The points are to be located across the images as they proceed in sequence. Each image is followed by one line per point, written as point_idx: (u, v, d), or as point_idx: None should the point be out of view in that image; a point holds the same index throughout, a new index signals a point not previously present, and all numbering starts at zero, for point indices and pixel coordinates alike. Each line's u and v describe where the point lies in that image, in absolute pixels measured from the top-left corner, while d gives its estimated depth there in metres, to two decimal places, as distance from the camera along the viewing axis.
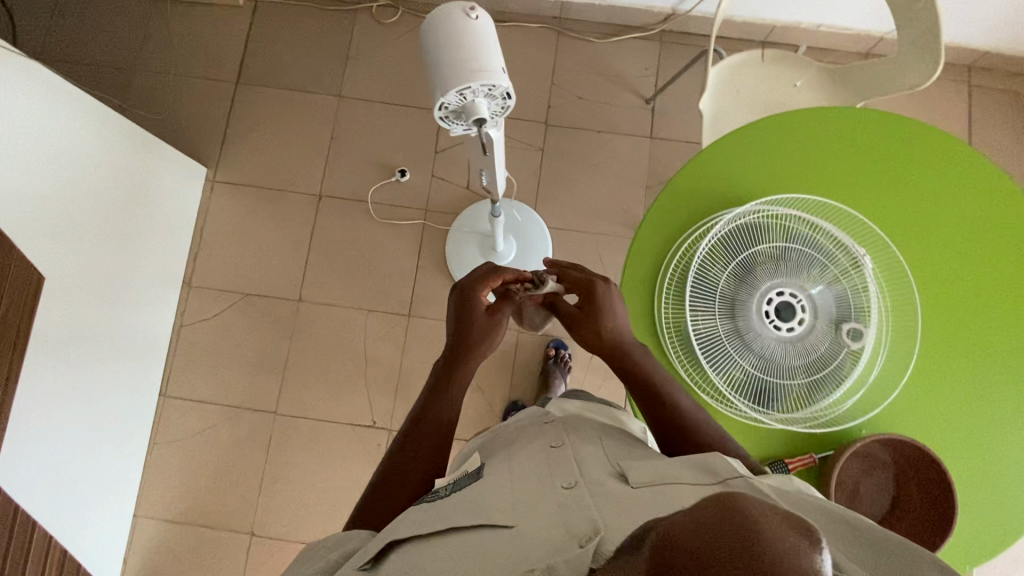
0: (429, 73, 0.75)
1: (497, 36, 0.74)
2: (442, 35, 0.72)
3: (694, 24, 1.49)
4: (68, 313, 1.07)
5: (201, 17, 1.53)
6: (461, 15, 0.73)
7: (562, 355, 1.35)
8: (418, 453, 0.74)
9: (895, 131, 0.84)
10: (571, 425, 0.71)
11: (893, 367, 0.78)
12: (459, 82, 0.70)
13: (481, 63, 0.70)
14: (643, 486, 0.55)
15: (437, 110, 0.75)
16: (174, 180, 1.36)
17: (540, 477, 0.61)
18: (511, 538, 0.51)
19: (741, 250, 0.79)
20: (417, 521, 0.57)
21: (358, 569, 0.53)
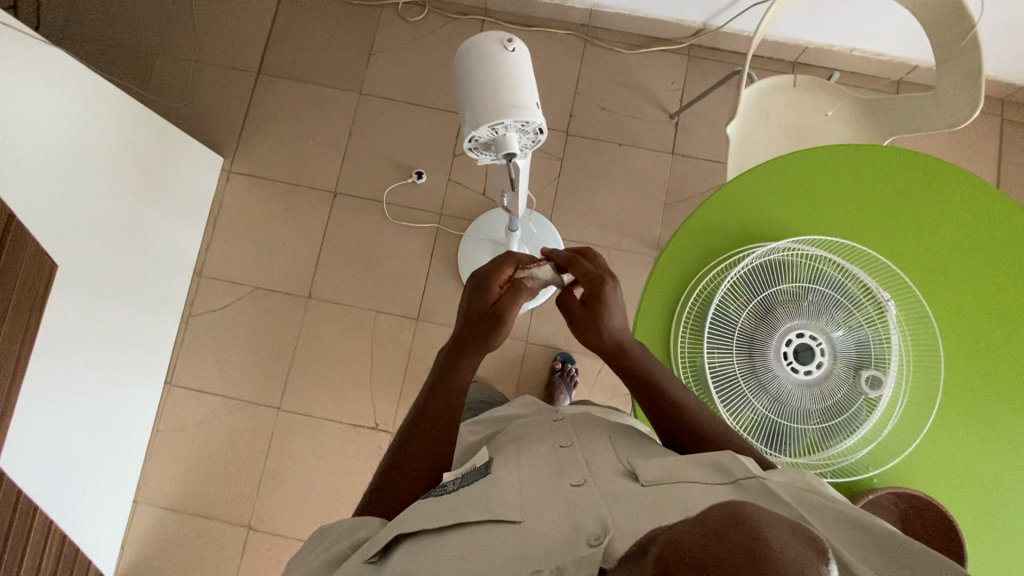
0: (461, 101, 0.74)
1: (532, 68, 0.73)
2: (478, 65, 0.71)
3: (724, 40, 1.46)
4: (79, 302, 1.06)
5: (225, 5, 1.52)
6: (499, 46, 0.71)
7: (569, 369, 1.34)
8: (425, 449, 0.73)
9: (926, 174, 0.82)
10: (582, 424, 0.73)
11: (914, 419, 0.75)
12: (493, 119, 0.70)
13: (516, 99, 0.70)
14: (653, 484, 0.57)
15: (467, 141, 0.74)
16: (192, 166, 1.35)
17: (550, 474, 0.62)
18: (520, 534, 0.53)
19: (762, 289, 0.77)
20: (426, 512, 0.59)
21: (367, 561, 0.55)
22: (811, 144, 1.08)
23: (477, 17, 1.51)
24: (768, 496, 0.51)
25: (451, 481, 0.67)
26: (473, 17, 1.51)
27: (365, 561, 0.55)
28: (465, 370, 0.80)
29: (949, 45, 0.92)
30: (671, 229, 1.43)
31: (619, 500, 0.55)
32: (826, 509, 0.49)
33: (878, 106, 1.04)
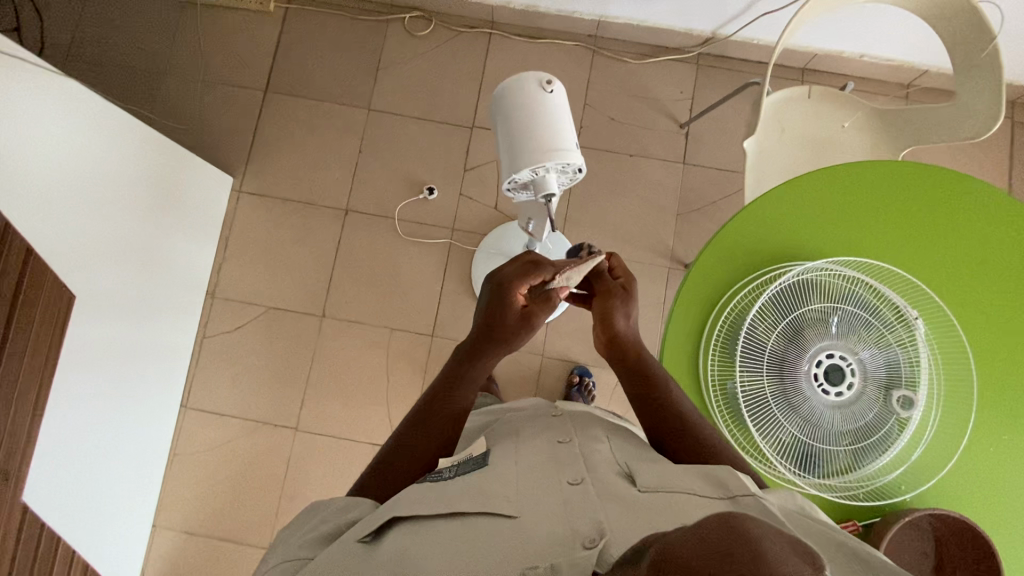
0: (502, 142, 0.78)
1: (570, 112, 0.78)
2: (517, 107, 0.76)
3: (732, 48, 1.46)
4: (97, 330, 1.05)
5: (231, 24, 1.51)
6: (537, 88, 0.76)
7: (587, 383, 1.34)
8: (427, 439, 0.72)
9: (954, 192, 0.82)
10: (581, 421, 0.74)
11: (945, 440, 0.75)
12: (535, 161, 0.73)
13: (556, 141, 0.73)
14: (650, 492, 0.57)
15: (507, 181, 0.78)
16: (205, 186, 1.35)
17: (546, 470, 0.62)
18: (513, 527, 0.53)
19: (791, 310, 0.77)
20: (422, 499, 0.58)
21: (358, 540, 0.54)
22: (828, 157, 1.08)
23: (485, 30, 1.51)
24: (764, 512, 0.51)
25: (448, 470, 0.67)
26: (481, 30, 1.51)
27: (357, 541, 0.54)
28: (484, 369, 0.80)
29: (967, 57, 0.92)
30: (684, 239, 1.43)
31: (616, 503, 0.54)
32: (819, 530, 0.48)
33: (896, 116, 1.04)
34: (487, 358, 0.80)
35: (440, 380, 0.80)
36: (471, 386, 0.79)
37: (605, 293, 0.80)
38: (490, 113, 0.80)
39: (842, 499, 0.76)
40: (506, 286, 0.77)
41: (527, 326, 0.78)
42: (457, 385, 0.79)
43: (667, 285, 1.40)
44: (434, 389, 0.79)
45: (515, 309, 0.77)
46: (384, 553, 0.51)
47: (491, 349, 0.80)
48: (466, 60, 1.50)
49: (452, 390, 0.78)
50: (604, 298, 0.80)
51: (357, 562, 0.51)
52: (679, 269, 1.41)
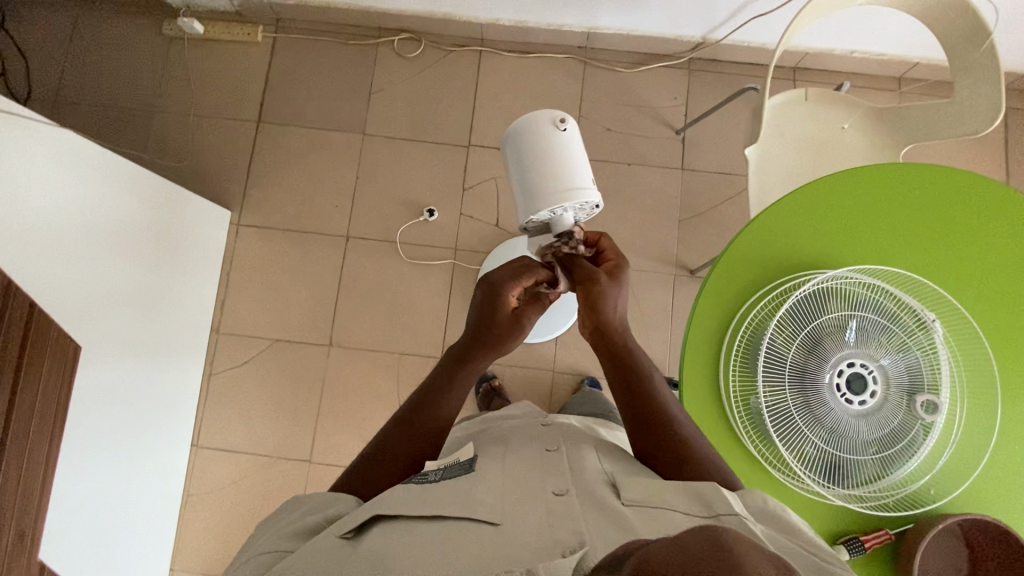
0: (518, 180, 0.80)
1: (583, 150, 0.80)
2: (534, 147, 0.78)
3: (724, 52, 1.46)
4: (104, 379, 1.04)
5: (221, 58, 1.51)
6: (552, 126, 0.78)
7: (591, 391, 1.31)
8: (409, 441, 0.69)
9: (962, 194, 0.82)
10: (570, 432, 0.73)
11: (971, 444, 0.75)
12: (553, 203, 0.76)
13: (574, 181, 0.76)
14: (633, 506, 0.57)
15: (525, 222, 0.80)
16: (203, 222, 1.34)
17: (533, 481, 0.62)
18: (496, 535, 0.53)
19: (809, 320, 0.76)
20: (408, 498, 0.57)
21: (340, 537, 0.53)
22: (830, 159, 1.08)
23: (475, 47, 1.50)
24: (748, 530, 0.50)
25: (433, 471, 0.65)
26: (471, 48, 1.50)
27: (339, 537, 0.53)
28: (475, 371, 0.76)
29: (964, 53, 0.92)
30: (688, 245, 1.42)
31: (599, 516, 0.55)
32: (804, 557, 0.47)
33: (895, 115, 1.04)
34: (480, 360, 0.76)
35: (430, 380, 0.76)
36: (459, 389, 0.75)
37: (587, 279, 0.74)
38: (505, 150, 0.82)
39: (873, 507, 0.76)
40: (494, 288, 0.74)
41: (518, 328, 0.76)
42: (449, 386, 0.74)
43: (673, 293, 1.40)
44: (421, 393, 0.74)
45: (504, 313, 0.75)
46: (366, 551, 0.51)
47: (482, 351, 0.76)
48: (458, 78, 1.50)
49: (439, 395, 0.73)
50: (586, 286, 0.74)
51: (338, 557, 0.50)
52: (685, 275, 1.41)
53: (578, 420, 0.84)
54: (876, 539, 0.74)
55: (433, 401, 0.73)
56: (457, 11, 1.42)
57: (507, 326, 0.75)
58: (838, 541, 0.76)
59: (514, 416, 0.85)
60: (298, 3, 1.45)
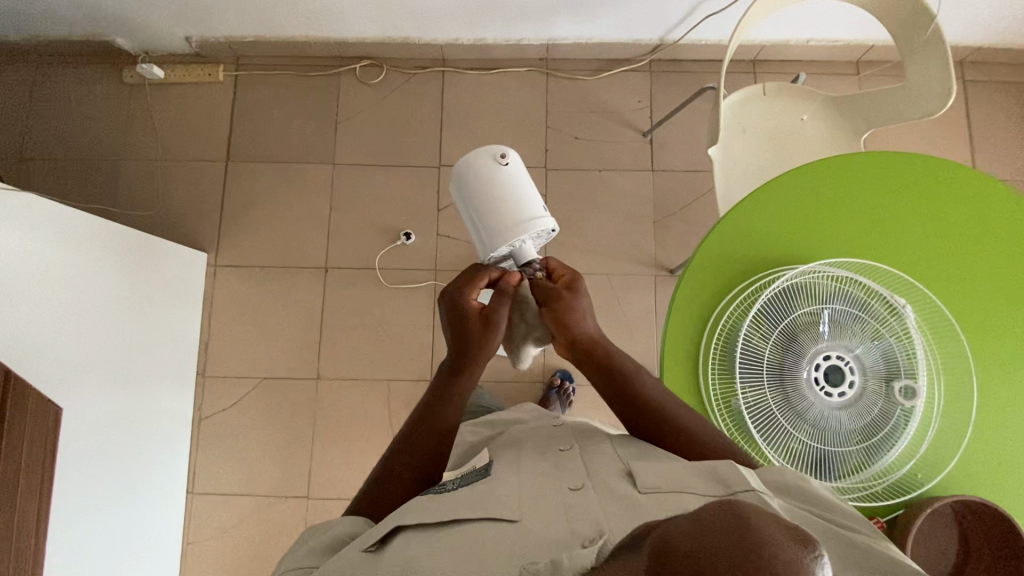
0: (472, 220, 0.82)
1: (531, 178, 0.82)
2: (479, 186, 0.79)
3: (682, 52, 1.48)
4: (89, 438, 1.02)
5: (184, 102, 1.51)
6: (493, 162, 0.80)
7: (566, 388, 1.33)
8: (415, 457, 0.71)
9: (916, 177, 0.84)
10: (581, 430, 0.72)
11: (952, 425, 0.76)
12: (511, 236, 0.77)
13: (526, 213, 0.78)
14: (650, 492, 0.56)
15: (488, 259, 0.81)
16: (179, 265, 1.32)
17: (548, 477, 0.61)
18: (515, 530, 0.52)
19: (782, 317, 0.77)
20: (427, 505, 0.58)
21: (363, 550, 0.53)
22: (793, 151, 1.09)
23: (436, 68, 1.51)
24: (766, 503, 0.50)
25: (451, 482, 0.65)
26: (433, 69, 1.51)
27: (362, 550, 0.54)
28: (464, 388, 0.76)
29: (912, 39, 0.94)
30: (665, 245, 1.43)
31: (615, 506, 0.54)
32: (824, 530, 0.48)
33: (852, 103, 1.06)
34: (468, 369, 0.75)
35: (427, 397, 0.77)
36: (458, 401, 0.75)
37: (552, 298, 0.73)
38: (453, 193, 0.83)
39: (863, 497, 0.76)
40: (454, 299, 0.75)
41: (490, 328, 0.74)
42: (445, 402, 0.75)
43: (656, 293, 1.41)
44: (421, 409, 0.76)
45: (473, 317, 0.75)
46: (389, 557, 0.51)
47: (468, 361, 0.75)
48: (423, 100, 1.50)
49: (438, 409, 0.74)
50: (551, 301, 0.73)
51: (364, 567, 0.51)
52: (665, 275, 1.42)
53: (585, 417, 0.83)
54: None
55: (432, 415, 0.74)
56: (416, 35, 1.43)
57: (479, 330, 0.74)
58: None
59: (526, 418, 0.85)
60: (258, 40, 1.45)
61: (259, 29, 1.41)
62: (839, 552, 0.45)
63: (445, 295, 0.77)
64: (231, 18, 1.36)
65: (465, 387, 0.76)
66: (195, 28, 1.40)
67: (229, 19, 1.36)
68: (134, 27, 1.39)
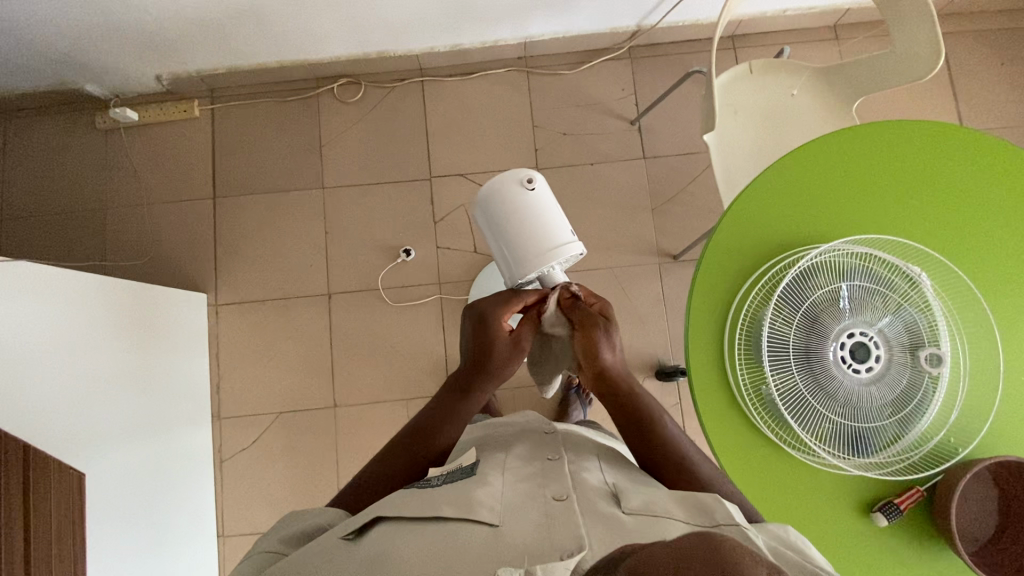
0: (497, 244, 0.81)
1: (555, 199, 0.81)
2: (505, 211, 0.78)
3: (661, 35, 1.47)
4: (114, 500, 0.99)
5: (164, 141, 1.47)
6: (520, 187, 0.79)
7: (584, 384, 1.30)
8: (411, 462, 0.73)
9: (917, 145, 0.84)
10: (574, 442, 0.74)
11: (977, 386, 0.78)
12: (543, 262, 0.77)
13: (557, 238, 0.77)
14: (634, 514, 0.57)
15: (517, 283, 0.80)
16: (179, 310, 1.30)
17: (534, 488, 0.62)
18: (494, 538, 0.54)
19: (802, 299, 0.77)
20: (406, 501, 0.60)
21: (341, 537, 0.56)
22: (787, 127, 1.09)
23: (415, 79, 1.49)
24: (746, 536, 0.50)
25: (436, 478, 0.67)
26: (412, 80, 1.49)
27: (341, 537, 0.57)
28: (478, 398, 0.77)
29: (895, 5, 0.94)
30: (665, 232, 1.43)
31: (599, 522, 0.55)
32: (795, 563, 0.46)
33: (841, 73, 1.06)
34: (480, 388, 0.76)
35: (442, 395, 0.78)
36: (462, 416, 0.76)
37: (587, 324, 0.75)
38: (476, 217, 0.82)
39: (897, 471, 0.76)
40: (484, 319, 0.74)
41: (518, 352, 0.75)
42: (457, 409, 0.76)
43: (663, 281, 1.41)
44: (427, 416, 0.77)
45: (502, 340, 0.74)
46: (365, 549, 0.54)
47: (482, 380, 0.76)
48: (406, 113, 1.48)
49: (442, 422, 0.76)
50: (586, 327, 0.75)
51: (337, 555, 0.54)
52: (669, 261, 1.41)
53: (581, 429, 0.85)
54: (909, 499, 0.75)
55: (435, 427, 0.75)
56: (390, 48, 1.41)
57: (508, 353, 0.75)
58: (873, 508, 0.77)
59: (518, 421, 0.85)
60: (230, 70, 1.42)
61: (229, 60, 1.38)
62: None
63: (471, 309, 0.76)
64: (199, 51, 1.32)
65: (481, 398, 0.77)
66: (164, 65, 1.37)
67: (196, 52, 1.33)
68: (101, 72, 1.35)
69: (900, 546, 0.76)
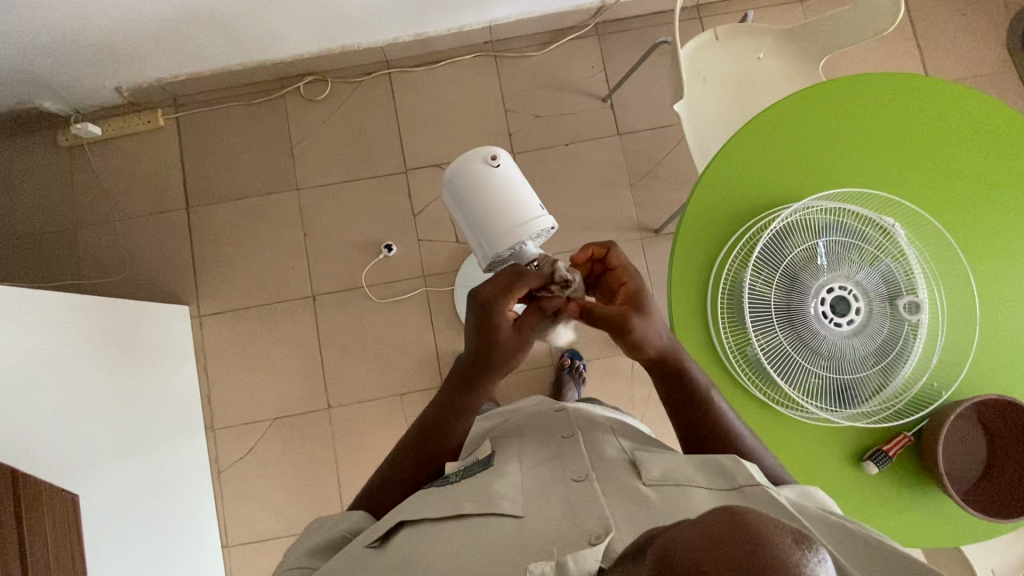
0: (468, 227, 0.80)
1: (522, 174, 0.80)
2: (473, 192, 0.78)
3: (625, 9, 1.46)
4: (109, 520, 0.97)
5: (130, 154, 1.44)
6: (485, 165, 0.78)
7: (577, 365, 1.33)
8: (425, 463, 0.73)
9: (879, 95, 0.85)
10: (588, 417, 0.73)
11: (957, 328, 0.79)
12: (512, 237, 0.76)
13: (525, 213, 0.77)
14: (655, 485, 0.58)
15: (489, 262, 0.80)
16: (160, 322, 1.28)
17: (553, 472, 0.63)
18: (518, 529, 0.54)
19: (779, 259, 0.78)
20: (426, 503, 0.60)
21: (366, 546, 0.57)
22: (754, 91, 1.09)
23: (382, 71, 1.47)
24: (772, 502, 0.52)
25: (454, 475, 0.68)
26: (378, 73, 1.47)
27: (366, 546, 0.57)
28: (483, 391, 0.73)
29: None
30: (645, 206, 1.43)
31: (623, 499, 0.56)
32: (834, 531, 0.49)
33: (805, 32, 1.06)
34: (484, 384, 0.72)
35: (446, 392, 0.74)
36: (470, 414, 0.74)
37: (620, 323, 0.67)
38: (446, 200, 0.82)
39: (884, 419, 0.78)
40: (488, 315, 0.67)
41: (523, 346, 0.70)
42: (462, 409, 0.74)
43: (646, 255, 1.41)
44: (432, 414, 0.75)
45: (508, 331, 0.68)
46: (392, 556, 0.54)
47: (485, 376, 0.72)
48: (375, 107, 1.46)
49: (445, 422, 0.74)
50: (620, 326, 0.66)
51: (365, 565, 0.54)
52: (652, 236, 1.42)
53: (586, 404, 0.85)
54: (896, 445, 0.77)
55: (444, 427, 0.74)
56: (355, 41, 1.39)
57: (511, 346, 0.69)
58: (863, 457, 0.78)
59: (526, 406, 0.84)
60: (191, 76, 1.39)
61: (190, 65, 1.35)
62: (847, 553, 0.46)
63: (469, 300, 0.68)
64: (158, 59, 1.30)
65: (486, 390, 0.73)
66: (123, 76, 1.34)
67: (155, 60, 1.30)
68: (58, 89, 1.31)
69: (893, 491, 0.78)
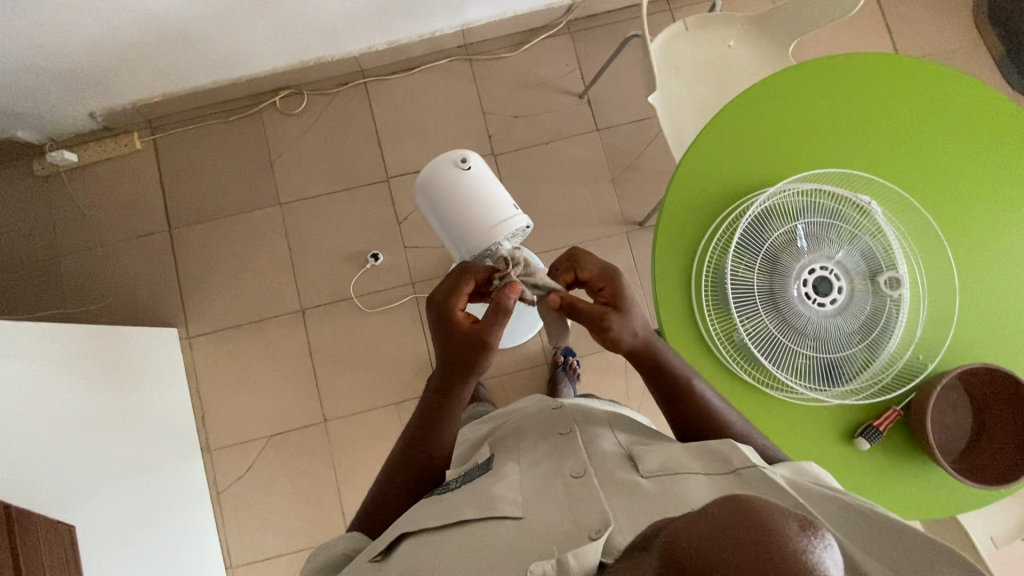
0: (445, 230, 0.81)
1: (493, 174, 0.80)
2: (446, 196, 0.79)
3: (597, 5, 1.47)
4: (109, 548, 0.96)
5: (109, 178, 1.43)
6: (455, 168, 0.79)
7: (572, 361, 1.32)
8: (418, 472, 0.72)
9: (847, 75, 0.86)
10: (584, 412, 0.73)
11: (938, 300, 0.80)
12: (488, 239, 0.77)
13: (499, 214, 0.78)
14: (653, 475, 0.58)
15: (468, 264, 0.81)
16: (149, 345, 1.27)
17: (551, 469, 0.63)
18: (519, 530, 0.54)
19: (760, 244, 0.78)
20: (427, 513, 0.60)
21: (370, 562, 0.57)
22: (727, 79, 1.10)
23: (358, 81, 1.47)
24: (769, 484, 0.52)
25: (454, 481, 0.68)
26: (355, 83, 1.47)
27: (370, 561, 0.58)
28: (460, 395, 0.73)
29: None
30: (628, 199, 1.44)
31: (621, 491, 0.56)
32: (830, 506, 0.49)
33: (773, 18, 1.07)
34: (460, 387, 0.72)
35: (427, 399, 0.74)
36: (453, 419, 0.73)
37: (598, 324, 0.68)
38: (422, 206, 0.82)
39: (872, 394, 0.79)
40: (441, 314, 0.70)
41: (483, 347, 0.69)
42: (446, 414, 0.73)
43: (632, 248, 1.42)
44: (418, 422, 0.75)
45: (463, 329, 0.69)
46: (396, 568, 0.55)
47: (460, 378, 0.71)
48: (353, 117, 1.46)
49: (433, 430, 0.73)
50: (598, 324, 0.68)
51: None
52: (636, 229, 1.43)
53: (582, 399, 0.85)
54: (887, 420, 0.77)
55: (430, 434, 0.73)
56: (329, 53, 1.38)
57: (471, 346, 0.69)
58: (854, 434, 0.79)
59: (522, 406, 0.84)
60: (167, 97, 1.38)
61: (165, 85, 1.35)
62: (842, 527, 0.47)
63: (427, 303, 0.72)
64: (131, 82, 1.29)
65: (464, 393, 0.73)
66: (97, 101, 1.33)
67: (129, 82, 1.29)
68: (33, 117, 1.30)
69: (886, 466, 0.79)
